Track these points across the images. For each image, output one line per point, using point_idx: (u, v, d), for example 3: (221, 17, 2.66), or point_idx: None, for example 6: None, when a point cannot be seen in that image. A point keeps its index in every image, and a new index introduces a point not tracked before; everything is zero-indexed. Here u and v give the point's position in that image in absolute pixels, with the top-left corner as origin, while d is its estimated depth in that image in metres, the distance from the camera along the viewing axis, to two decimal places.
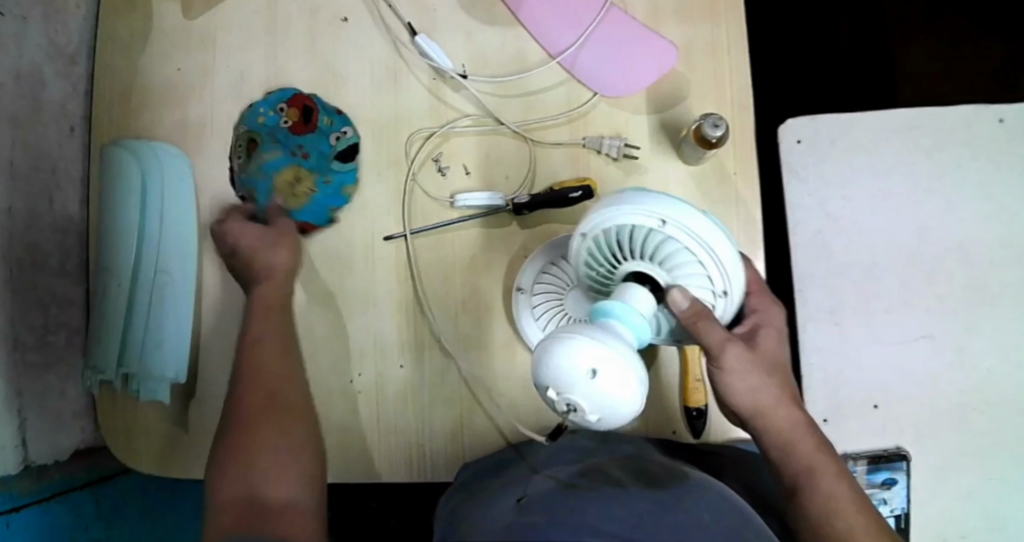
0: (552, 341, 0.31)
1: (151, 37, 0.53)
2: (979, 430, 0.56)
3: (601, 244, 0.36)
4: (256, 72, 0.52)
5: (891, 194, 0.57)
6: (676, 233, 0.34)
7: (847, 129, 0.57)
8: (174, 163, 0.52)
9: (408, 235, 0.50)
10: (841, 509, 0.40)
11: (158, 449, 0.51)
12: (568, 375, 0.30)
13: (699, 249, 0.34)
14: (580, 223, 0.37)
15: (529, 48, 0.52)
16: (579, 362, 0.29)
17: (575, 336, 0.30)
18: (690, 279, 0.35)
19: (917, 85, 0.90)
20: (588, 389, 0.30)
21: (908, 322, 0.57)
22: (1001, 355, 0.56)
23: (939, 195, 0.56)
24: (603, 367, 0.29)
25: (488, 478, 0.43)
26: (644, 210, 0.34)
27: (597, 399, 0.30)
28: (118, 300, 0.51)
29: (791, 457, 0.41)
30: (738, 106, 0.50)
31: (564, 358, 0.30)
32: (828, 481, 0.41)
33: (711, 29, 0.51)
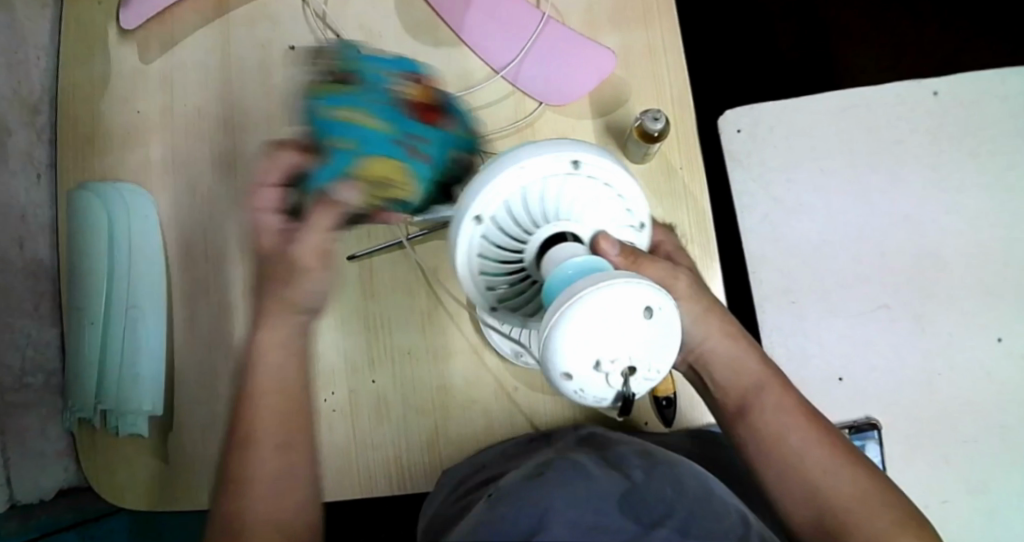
0: (574, 305, 0.26)
1: (110, 82, 0.55)
2: (942, 392, 0.61)
3: (501, 221, 0.35)
4: (215, 108, 0.54)
5: (828, 172, 0.64)
6: (586, 170, 0.35)
7: (782, 115, 0.63)
8: (139, 202, 0.53)
9: (405, 243, 0.52)
10: (795, 430, 0.40)
11: (142, 482, 0.52)
12: (615, 330, 0.26)
13: (603, 183, 0.36)
14: (473, 206, 0.35)
15: (473, 64, 0.54)
16: (624, 309, 0.26)
17: (596, 283, 0.27)
18: (607, 217, 0.37)
19: (868, 69, 0.93)
20: (641, 336, 0.27)
21: (868, 290, 0.63)
22: (951, 316, 0.61)
23: (869, 172, 0.63)
24: (654, 301, 0.27)
25: (468, 481, 0.45)
26: (546, 160, 0.34)
27: (650, 345, 0.27)
28: (93, 338, 0.53)
29: (740, 386, 0.42)
30: (679, 102, 0.53)
31: (603, 316, 0.26)
32: (779, 405, 0.41)
33: (646, 34, 0.54)
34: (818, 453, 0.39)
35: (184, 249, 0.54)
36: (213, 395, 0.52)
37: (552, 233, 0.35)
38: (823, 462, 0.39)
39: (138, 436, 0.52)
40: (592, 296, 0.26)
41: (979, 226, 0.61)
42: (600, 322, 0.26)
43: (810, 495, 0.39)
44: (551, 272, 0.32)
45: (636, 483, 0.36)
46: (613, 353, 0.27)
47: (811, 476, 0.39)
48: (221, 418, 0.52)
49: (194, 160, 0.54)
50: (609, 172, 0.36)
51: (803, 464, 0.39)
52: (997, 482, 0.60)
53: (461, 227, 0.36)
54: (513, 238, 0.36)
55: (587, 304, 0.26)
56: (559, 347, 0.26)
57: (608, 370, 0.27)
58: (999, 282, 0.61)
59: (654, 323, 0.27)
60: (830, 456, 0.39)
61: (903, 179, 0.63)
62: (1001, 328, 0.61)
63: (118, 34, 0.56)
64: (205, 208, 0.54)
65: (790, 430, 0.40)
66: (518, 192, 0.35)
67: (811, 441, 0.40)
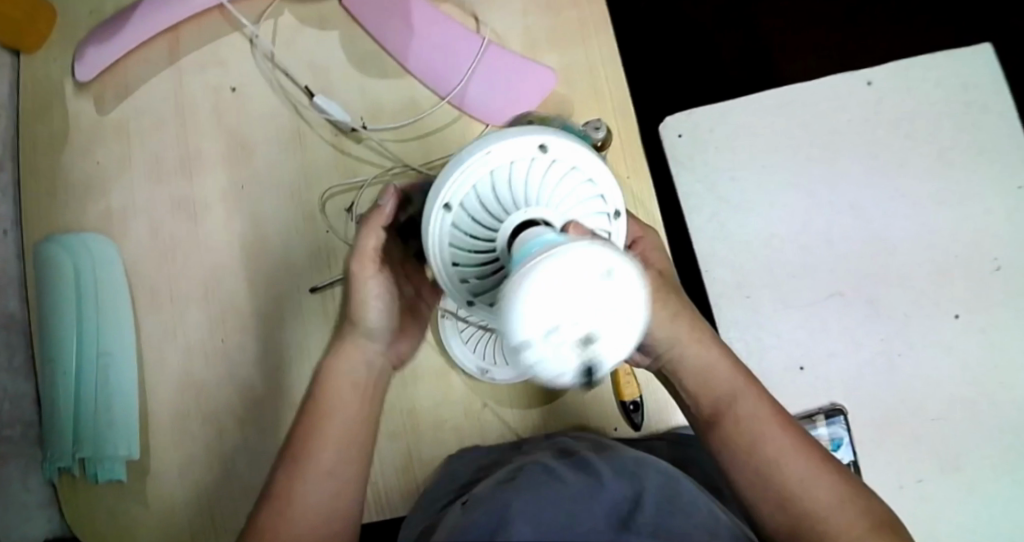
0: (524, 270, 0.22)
1: (69, 136, 0.57)
2: (902, 371, 0.64)
3: (471, 210, 0.32)
4: (172, 154, 0.56)
5: (770, 166, 0.68)
6: (557, 154, 0.31)
7: (721, 117, 0.69)
8: (105, 250, 0.54)
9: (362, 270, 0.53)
10: (771, 435, 0.39)
11: (120, 527, 0.52)
12: (567, 292, 0.21)
13: (581, 173, 0.32)
14: (440, 193, 0.31)
15: (419, 93, 0.56)
16: (572, 269, 0.21)
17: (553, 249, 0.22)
18: (584, 206, 0.32)
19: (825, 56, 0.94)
20: (599, 300, 0.21)
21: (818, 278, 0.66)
22: (902, 295, 0.65)
23: (809, 164, 0.68)
24: (606, 264, 0.22)
25: (443, 495, 0.45)
26: (514, 142, 0.31)
27: (613, 314, 0.21)
28: (68, 387, 0.54)
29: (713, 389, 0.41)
30: (621, 115, 0.54)
31: (551, 277, 0.21)
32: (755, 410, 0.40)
33: (584, 51, 0.55)
34: (796, 465, 0.38)
35: (149, 293, 0.54)
36: (188, 434, 0.52)
37: (525, 218, 0.30)
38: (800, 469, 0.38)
39: (116, 482, 0.52)
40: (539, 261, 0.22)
41: (920, 209, 0.66)
42: (561, 281, 0.21)
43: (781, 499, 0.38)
44: (518, 254, 0.27)
45: (605, 477, 0.36)
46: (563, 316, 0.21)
47: (786, 481, 0.38)
48: (196, 458, 0.52)
49: (155, 205, 0.55)
50: (578, 156, 0.32)
51: (775, 469, 0.38)
52: (970, 457, 0.62)
53: (429, 219, 0.32)
54: (485, 228, 0.31)
55: (539, 266, 0.21)
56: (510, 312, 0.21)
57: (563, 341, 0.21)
58: (951, 263, 0.65)
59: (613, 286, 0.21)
60: (806, 461, 0.38)
61: (841, 166, 0.68)
62: (962, 306, 0.64)
63: (74, 89, 0.57)
64: (167, 251, 0.55)
65: (764, 434, 0.39)
66: (487, 175, 0.31)
67: (786, 451, 0.38)
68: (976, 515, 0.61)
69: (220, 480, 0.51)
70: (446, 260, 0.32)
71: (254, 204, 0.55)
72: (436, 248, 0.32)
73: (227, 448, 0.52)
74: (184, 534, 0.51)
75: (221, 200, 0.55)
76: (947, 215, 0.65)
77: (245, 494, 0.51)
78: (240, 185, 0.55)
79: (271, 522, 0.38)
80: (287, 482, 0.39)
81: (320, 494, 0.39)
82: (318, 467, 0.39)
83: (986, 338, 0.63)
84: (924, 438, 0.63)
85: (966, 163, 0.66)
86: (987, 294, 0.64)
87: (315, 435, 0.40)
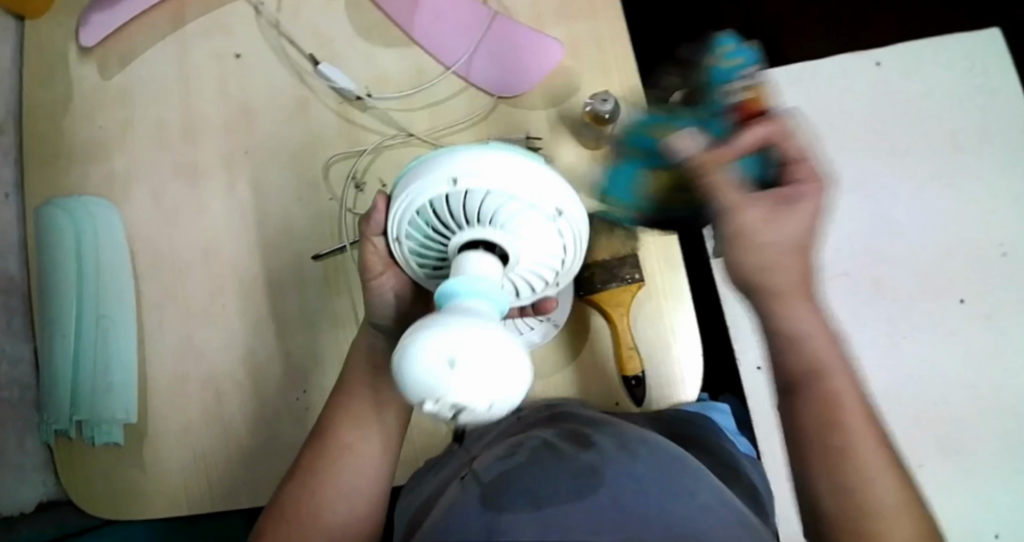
0: (405, 345, 0.24)
1: (72, 100, 0.56)
2: (908, 354, 0.62)
3: (416, 240, 0.36)
4: (176, 120, 0.56)
5: None
6: (472, 182, 0.33)
7: None
8: (105, 214, 0.54)
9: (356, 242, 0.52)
10: (858, 430, 0.35)
11: (117, 493, 0.51)
12: (433, 366, 0.23)
13: (509, 179, 0.33)
14: (390, 230, 0.36)
15: (425, 63, 0.56)
16: (437, 350, 0.23)
17: (430, 324, 0.24)
18: (523, 217, 0.33)
19: (834, 43, 0.94)
20: (462, 382, 0.23)
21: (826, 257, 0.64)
22: (913, 279, 0.63)
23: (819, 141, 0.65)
24: (469, 346, 0.23)
25: (443, 466, 0.44)
26: (430, 179, 0.33)
27: (481, 389, 0.23)
28: (67, 350, 0.53)
29: (817, 373, 0.36)
30: (627, 87, 0.54)
31: (427, 356, 0.23)
32: (852, 397, 0.35)
33: (592, 24, 0.55)
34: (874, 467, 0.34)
35: (150, 258, 0.54)
36: (186, 399, 0.52)
37: (464, 241, 0.33)
38: (875, 475, 0.34)
39: (114, 445, 0.52)
40: (420, 337, 0.24)
41: (930, 193, 0.64)
42: (447, 357, 0.23)
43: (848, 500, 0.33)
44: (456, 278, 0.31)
45: (603, 453, 0.35)
46: (433, 390, 0.23)
47: (860, 487, 0.33)
48: (194, 423, 0.52)
49: (158, 171, 0.55)
50: (495, 175, 0.33)
51: (852, 470, 0.34)
52: (971, 441, 0.61)
53: (393, 249, 0.37)
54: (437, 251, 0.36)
55: (417, 344, 0.24)
56: (399, 381, 0.25)
57: (438, 407, 0.24)
58: (959, 244, 0.63)
59: (478, 361, 0.23)
60: (886, 469, 0.34)
61: (851, 149, 0.65)
62: (964, 289, 0.62)
63: (78, 53, 0.57)
64: (168, 217, 0.55)
65: (853, 429, 0.34)
66: (416, 217, 0.35)
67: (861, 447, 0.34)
68: (975, 501, 0.60)
69: (216, 444, 0.51)
70: (420, 274, 0.37)
71: (256, 171, 0.55)
72: (409, 266, 0.38)
73: (225, 412, 0.52)
74: (181, 498, 0.51)
75: (224, 166, 0.55)
76: (952, 196, 0.64)
77: (243, 460, 0.51)
78: (242, 151, 0.55)
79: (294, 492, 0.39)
80: (313, 458, 0.40)
81: (350, 469, 0.40)
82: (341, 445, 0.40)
83: (990, 323, 0.62)
84: (928, 421, 0.62)
85: (975, 141, 0.64)
86: (993, 276, 0.62)
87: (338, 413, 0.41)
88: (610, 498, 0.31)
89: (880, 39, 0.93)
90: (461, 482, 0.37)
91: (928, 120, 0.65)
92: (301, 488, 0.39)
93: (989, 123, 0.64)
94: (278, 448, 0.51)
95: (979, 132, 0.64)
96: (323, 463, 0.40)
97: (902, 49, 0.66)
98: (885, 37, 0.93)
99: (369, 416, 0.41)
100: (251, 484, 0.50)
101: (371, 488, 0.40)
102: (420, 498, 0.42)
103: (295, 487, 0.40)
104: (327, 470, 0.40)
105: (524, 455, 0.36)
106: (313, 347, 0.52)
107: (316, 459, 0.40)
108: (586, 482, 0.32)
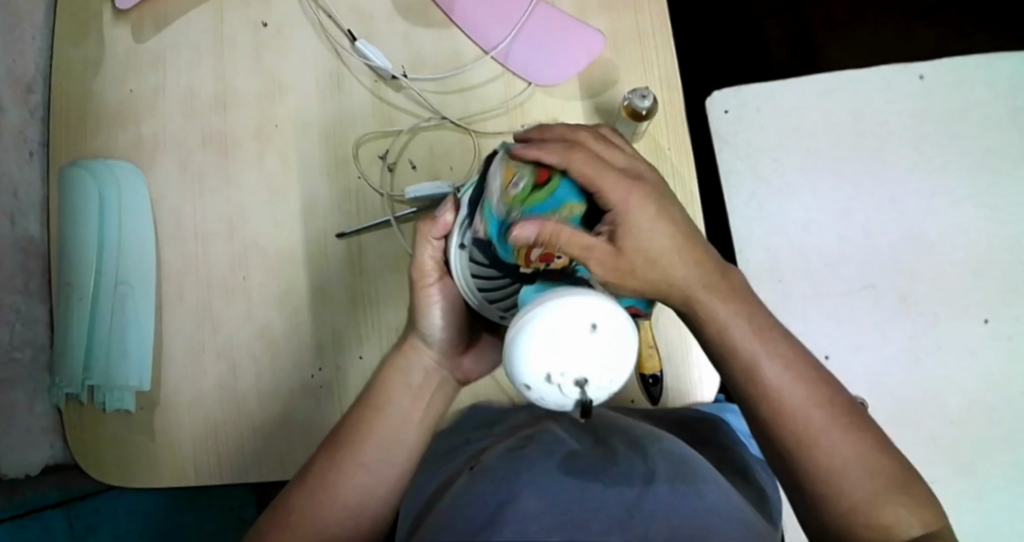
0: (522, 322, 0.27)
1: (104, 60, 0.56)
2: (931, 372, 0.62)
3: (482, 246, 0.37)
4: (207, 87, 0.55)
5: (811, 153, 0.65)
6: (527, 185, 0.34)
7: (765, 99, 0.66)
8: (129, 176, 0.54)
9: (392, 221, 0.52)
10: (834, 442, 0.33)
11: (124, 459, 0.51)
12: (566, 341, 0.26)
13: None
14: (454, 233, 0.37)
15: (463, 47, 0.55)
16: (563, 322, 0.26)
17: (542, 305, 0.27)
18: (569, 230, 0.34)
19: (870, 58, 0.93)
20: (589, 351, 0.26)
21: (850, 269, 0.64)
22: (941, 297, 0.62)
23: (854, 152, 0.65)
24: (603, 315, 0.27)
25: (455, 451, 0.45)
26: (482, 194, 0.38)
27: (599, 355, 0.26)
28: (82, 314, 0.53)
29: (783, 397, 0.34)
30: (667, 82, 0.53)
31: (546, 335, 0.26)
32: (807, 403, 0.34)
33: (635, 18, 0.54)
34: (892, 508, 0.33)
35: (173, 226, 0.54)
36: (201, 370, 0.51)
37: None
38: (868, 489, 0.33)
39: (124, 411, 0.51)
40: (541, 311, 0.27)
41: (964, 212, 0.63)
42: (560, 331, 0.26)
43: (851, 527, 0.33)
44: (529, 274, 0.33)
45: (617, 455, 0.35)
46: (561, 364, 0.26)
47: (856, 514, 0.33)
48: (205, 395, 0.51)
49: (186, 138, 0.54)
50: None
51: (842, 494, 0.33)
52: (986, 464, 0.60)
53: (452, 258, 0.38)
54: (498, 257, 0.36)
55: (532, 325, 0.26)
56: (511, 364, 0.27)
57: (561, 384, 0.26)
58: (989, 265, 0.62)
59: (604, 331, 0.27)
60: (904, 503, 0.33)
61: (887, 160, 0.64)
62: (989, 311, 0.62)
63: (113, 15, 0.57)
64: (194, 185, 0.54)
65: (828, 447, 0.33)
66: None
67: (862, 495, 0.33)
68: (987, 524, 0.59)
69: (229, 419, 0.50)
70: (472, 286, 0.37)
71: (287, 148, 0.54)
72: (463, 277, 0.38)
73: (239, 386, 0.51)
74: (189, 469, 0.50)
75: (254, 136, 0.54)
76: (984, 216, 0.63)
77: (254, 436, 0.50)
78: (274, 124, 0.54)
79: (317, 473, 0.39)
80: (345, 442, 0.40)
81: (376, 465, 0.39)
82: (374, 438, 0.40)
83: (1013, 348, 0.61)
84: (946, 441, 0.61)
85: (1012, 162, 0.63)
86: (1018, 299, 0.62)
87: (375, 404, 0.41)
88: (621, 508, 0.30)
89: (919, 55, 0.92)
90: (478, 469, 0.36)
91: (969, 137, 0.64)
92: (324, 470, 0.39)
93: None
94: (291, 426, 0.50)
95: (1012, 153, 0.63)
96: (350, 452, 0.39)
97: (945, 64, 0.64)
98: (923, 53, 0.92)
99: (398, 417, 0.40)
100: (261, 461, 0.50)
101: (380, 495, 0.39)
102: (429, 484, 0.42)
103: (317, 467, 0.39)
104: (351, 458, 0.39)
105: (532, 456, 0.34)
106: (333, 324, 0.52)
107: (323, 464, 0.39)
108: (597, 493, 0.31)
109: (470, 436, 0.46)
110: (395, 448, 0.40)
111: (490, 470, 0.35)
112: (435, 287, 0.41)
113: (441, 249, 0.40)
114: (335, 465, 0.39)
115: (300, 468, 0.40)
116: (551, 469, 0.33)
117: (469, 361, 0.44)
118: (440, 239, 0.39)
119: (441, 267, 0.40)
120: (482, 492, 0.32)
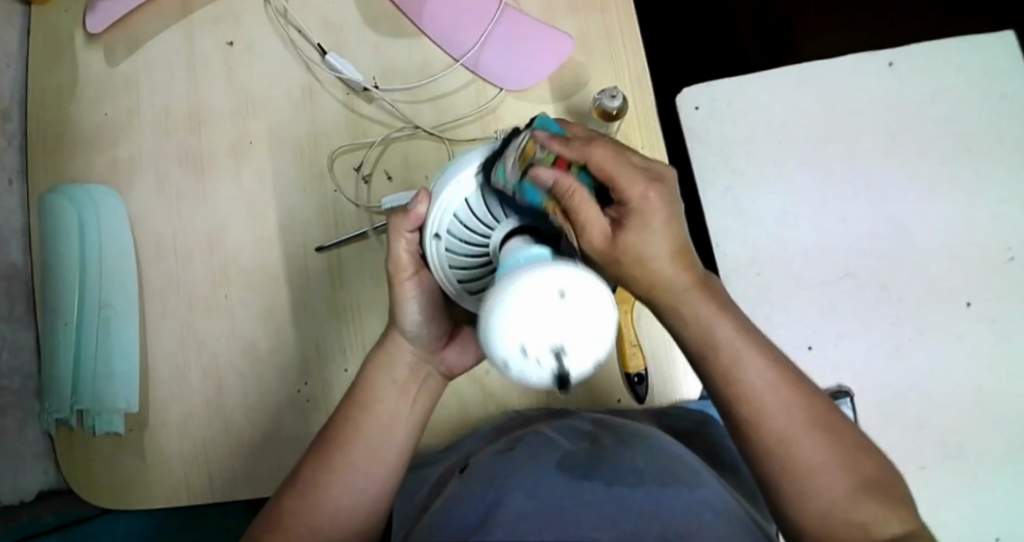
0: (493, 298, 0.24)
1: (77, 85, 0.56)
2: (914, 356, 0.62)
3: (456, 236, 0.37)
4: (181, 107, 0.55)
5: (787, 144, 0.65)
6: None
7: (739, 92, 0.66)
8: (107, 200, 0.54)
9: (369, 232, 0.52)
10: (808, 447, 0.33)
11: (116, 481, 0.51)
12: (531, 309, 0.23)
13: None
14: (427, 225, 0.37)
15: (433, 56, 0.55)
16: (536, 290, 0.23)
17: (514, 278, 0.24)
18: None
19: (846, 45, 0.93)
20: (569, 319, 0.23)
21: (831, 259, 0.64)
22: (921, 281, 0.62)
23: (830, 141, 0.65)
24: (576, 283, 0.24)
25: (444, 457, 0.45)
26: (457, 179, 0.37)
27: (582, 326, 0.23)
28: (68, 340, 0.53)
29: (764, 396, 0.33)
30: (637, 81, 0.53)
31: (518, 305, 0.23)
32: (785, 408, 0.33)
33: (603, 19, 0.55)
34: (862, 514, 0.32)
35: (154, 248, 0.54)
36: (188, 389, 0.52)
37: (513, 227, 0.35)
38: (841, 495, 0.32)
39: (114, 434, 0.51)
40: (511, 285, 0.24)
41: (941, 196, 0.63)
42: (533, 300, 0.23)
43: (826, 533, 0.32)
44: (502, 258, 0.32)
45: (603, 454, 0.35)
46: (533, 337, 0.23)
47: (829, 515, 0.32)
48: (194, 412, 0.51)
49: (163, 160, 0.55)
50: None
51: (818, 494, 0.32)
52: (972, 446, 0.61)
53: (427, 249, 0.38)
54: (473, 246, 0.37)
55: (504, 297, 0.24)
56: (484, 339, 0.24)
57: (538, 359, 0.23)
58: (967, 247, 0.62)
59: (582, 299, 0.23)
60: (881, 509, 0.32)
61: (862, 147, 0.65)
62: (969, 293, 0.62)
63: (85, 40, 0.57)
64: (173, 205, 0.54)
65: (804, 451, 0.33)
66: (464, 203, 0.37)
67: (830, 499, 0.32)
68: (974, 505, 0.60)
69: (218, 436, 0.51)
70: (450, 278, 0.38)
71: (263, 164, 0.54)
72: (440, 269, 0.38)
73: (227, 403, 0.51)
74: (181, 487, 0.50)
75: (229, 155, 0.54)
76: (960, 199, 0.63)
77: (244, 453, 0.51)
78: (248, 140, 0.55)
79: (308, 481, 0.39)
80: (333, 448, 0.40)
81: (363, 469, 0.39)
82: (361, 444, 0.40)
83: (996, 329, 0.61)
84: (932, 426, 0.61)
85: (986, 144, 0.64)
86: (998, 280, 0.62)
87: (359, 413, 0.41)
88: (613, 506, 0.30)
89: (895, 40, 0.92)
90: (461, 478, 0.37)
91: (942, 121, 0.64)
92: (315, 478, 0.39)
93: (1000, 129, 0.64)
94: (279, 441, 0.51)
95: (987, 135, 0.64)
96: (338, 459, 0.39)
97: (912, 51, 0.65)
98: (899, 37, 0.92)
99: (382, 426, 0.40)
100: (251, 477, 0.50)
101: (371, 498, 0.40)
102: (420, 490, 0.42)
103: (306, 475, 0.39)
104: (339, 465, 0.39)
105: (514, 462, 0.35)
106: (317, 339, 0.52)
107: (316, 468, 0.39)
108: (586, 491, 0.31)
109: (457, 442, 0.46)
110: (383, 454, 0.40)
111: (470, 479, 0.35)
112: (412, 283, 0.39)
113: (415, 243, 0.39)
114: (325, 471, 0.39)
115: (290, 477, 0.40)
116: (537, 470, 0.33)
117: (452, 360, 0.44)
118: (413, 232, 0.38)
119: (418, 261, 0.39)
120: (464, 501, 0.32)
